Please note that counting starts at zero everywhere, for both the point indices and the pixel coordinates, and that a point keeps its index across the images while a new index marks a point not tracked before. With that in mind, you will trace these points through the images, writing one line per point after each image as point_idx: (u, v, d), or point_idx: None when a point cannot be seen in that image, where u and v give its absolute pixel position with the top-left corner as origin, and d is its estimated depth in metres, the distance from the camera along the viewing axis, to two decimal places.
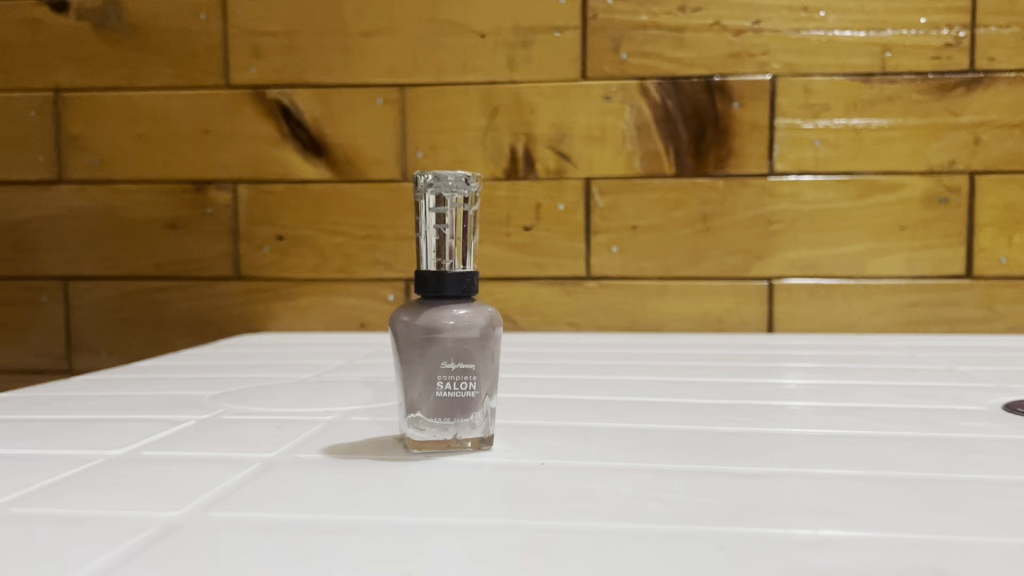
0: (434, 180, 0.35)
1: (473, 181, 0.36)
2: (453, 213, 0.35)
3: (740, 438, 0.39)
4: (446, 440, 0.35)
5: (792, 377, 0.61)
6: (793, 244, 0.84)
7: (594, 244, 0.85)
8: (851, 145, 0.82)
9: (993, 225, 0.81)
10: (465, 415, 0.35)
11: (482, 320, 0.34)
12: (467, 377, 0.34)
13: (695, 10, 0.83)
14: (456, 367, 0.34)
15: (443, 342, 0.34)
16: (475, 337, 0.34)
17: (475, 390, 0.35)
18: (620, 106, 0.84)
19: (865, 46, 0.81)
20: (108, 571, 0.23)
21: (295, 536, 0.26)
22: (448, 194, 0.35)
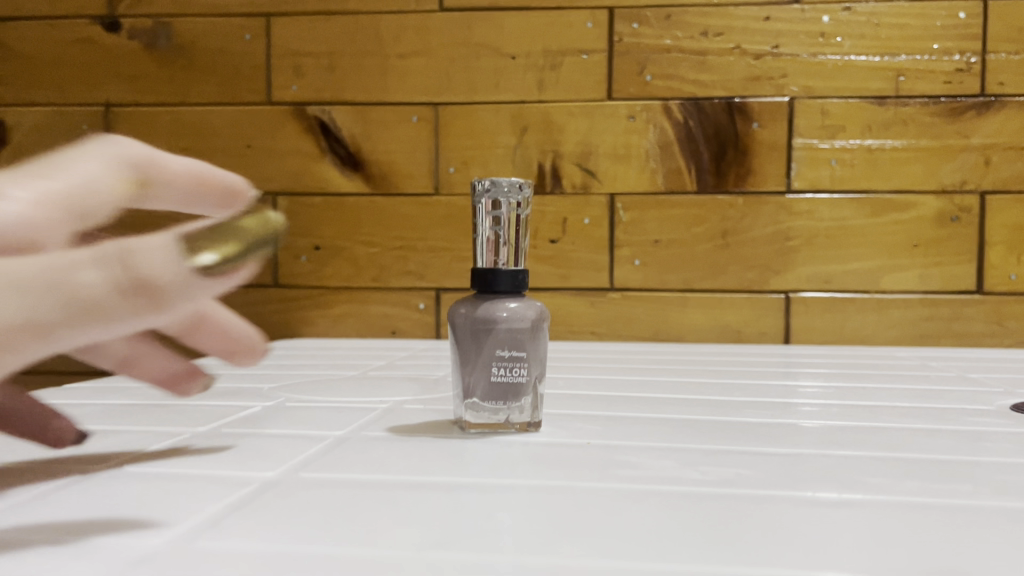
0: (491, 186, 0.39)
1: (526, 187, 0.40)
2: (507, 216, 0.39)
3: (763, 427, 0.43)
4: (498, 421, 0.39)
5: (809, 382, 0.65)
6: (809, 259, 0.87)
7: (617, 258, 0.89)
8: (865, 165, 0.86)
9: (1003, 243, 0.85)
10: (516, 400, 0.39)
11: (533, 313, 0.38)
12: (519, 364, 0.38)
13: (717, 35, 0.87)
14: (509, 354, 0.38)
15: (498, 332, 0.37)
16: (527, 328, 0.38)
17: (526, 376, 0.38)
18: (644, 126, 0.88)
19: (880, 70, 0.85)
20: (229, 511, 0.27)
21: (378, 491, 0.29)
22: (503, 199, 0.39)
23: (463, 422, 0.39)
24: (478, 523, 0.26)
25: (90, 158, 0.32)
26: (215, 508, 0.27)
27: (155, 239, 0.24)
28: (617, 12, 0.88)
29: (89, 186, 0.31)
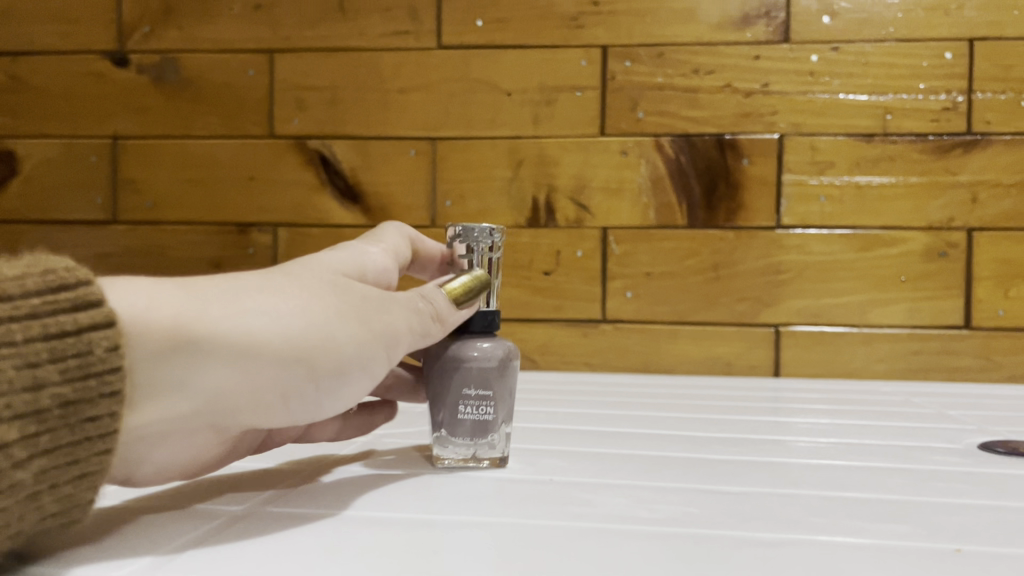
0: (463, 233, 0.43)
1: (497, 231, 0.43)
2: (479, 260, 0.43)
3: (742, 466, 0.44)
4: (467, 456, 0.41)
5: (803, 419, 0.65)
6: (800, 292, 0.88)
7: (610, 289, 0.91)
8: (854, 200, 0.87)
9: (991, 278, 0.86)
10: (484, 436, 0.41)
11: (500, 352, 0.40)
12: (486, 403, 0.40)
13: (708, 73, 0.89)
14: (477, 392, 0.40)
15: (467, 370, 0.40)
16: (495, 367, 0.40)
17: (493, 414, 0.40)
18: (636, 161, 0.90)
19: (868, 108, 0.87)
20: (203, 540, 0.31)
21: (327, 524, 0.32)
22: (475, 245, 0.43)
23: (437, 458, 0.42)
24: (445, 563, 0.28)
25: (392, 232, 0.47)
26: (191, 536, 0.31)
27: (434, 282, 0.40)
28: (611, 50, 0.90)
29: (398, 249, 0.47)
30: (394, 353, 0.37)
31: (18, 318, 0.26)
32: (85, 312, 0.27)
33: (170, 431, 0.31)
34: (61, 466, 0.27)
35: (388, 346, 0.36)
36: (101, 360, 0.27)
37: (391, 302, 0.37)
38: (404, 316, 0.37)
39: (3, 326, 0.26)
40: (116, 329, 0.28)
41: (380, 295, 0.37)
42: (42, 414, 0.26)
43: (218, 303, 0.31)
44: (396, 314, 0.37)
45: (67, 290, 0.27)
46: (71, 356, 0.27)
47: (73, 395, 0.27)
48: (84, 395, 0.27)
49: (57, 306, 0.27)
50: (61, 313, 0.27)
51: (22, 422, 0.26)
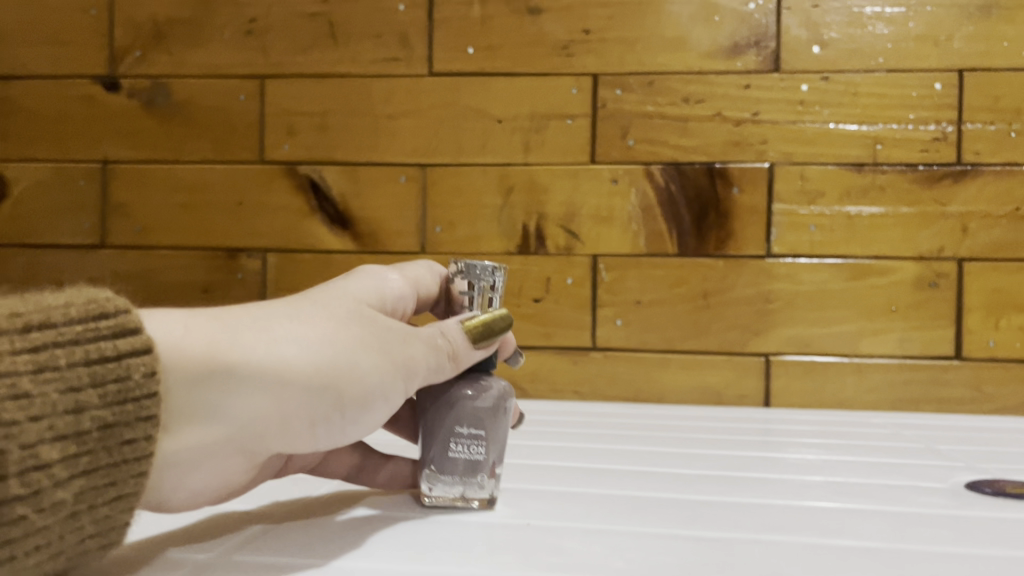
0: (466, 270, 0.44)
1: (499, 270, 0.44)
2: (479, 297, 0.44)
3: (735, 510, 0.43)
4: (457, 495, 0.42)
5: (794, 451, 0.65)
6: (790, 321, 0.88)
7: (600, 317, 0.90)
8: (844, 229, 0.87)
9: (981, 309, 0.85)
10: (474, 475, 0.42)
11: (494, 392, 0.42)
12: (478, 441, 0.42)
13: (698, 101, 0.89)
14: (469, 430, 0.42)
15: (461, 408, 0.42)
16: (488, 406, 0.42)
17: (484, 453, 0.42)
18: (626, 189, 0.90)
19: (858, 138, 0.87)
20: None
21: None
22: (477, 282, 0.44)
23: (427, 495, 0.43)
24: None
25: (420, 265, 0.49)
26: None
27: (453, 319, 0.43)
28: (601, 78, 0.90)
29: (420, 279, 0.48)
30: (412, 384, 0.40)
31: (61, 343, 0.29)
32: (123, 339, 0.31)
33: (208, 457, 0.35)
34: (99, 487, 0.30)
35: (406, 376, 0.40)
36: (138, 384, 0.31)
37: (411, 337, 0.40)
38: (422, 350, 0.40)
39: (50, 351, 0.29)
40: (151, 355, 0.31)
41: (401, 329, 0.40)
42: (85, 433, 0.29)
43: (248, 333, 0.35)
44: (414, 348, 0.40)
45: (106, 318, 0.31)
46: (111, 381, 0.30)
47: (112, 418, 0.30)
48: (122, 418, 0.30)
49: (99, 333, 0.30)
50: (102, 339, 0.30)
51: (65, 440, 0.29)
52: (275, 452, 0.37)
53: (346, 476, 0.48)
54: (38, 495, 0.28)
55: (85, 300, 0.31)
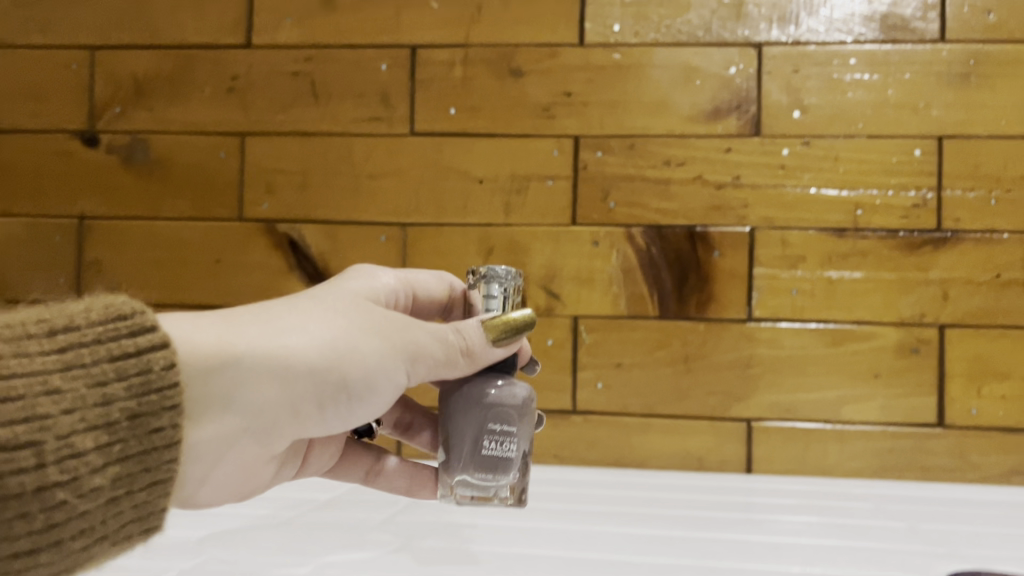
0: (490, 275, 0.52)
1: (517, 275, 0.53)
2: (502, 297, 0.52)
3: None
4: (492, 488, 0.53)
5: (774, 530, 0.63)
6: (771, 386, 0.87)
7: (580, 380, 0.89)
8: (826, 295, 0.87)
9: (963, 376, 0.85)
10: (506, 470, 0.52)
11: (521, 393, 0.52)
12: (509, 439, 0.52)
13: (679, 164, 0.89)
14: (501, 430, 0.52)
15: (495, 410, 0.51)
16: (517, 407, 0.52)
17: (514, 450, 0.52)
18: (607, 251, 0.89)
19: (840, 203, 0.87)
20: None
21: None
22: (500, 285, 0.52)
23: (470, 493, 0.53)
24: None
25: (428, 272, 0.58)
26: None
27: (470, 321, 0.50)
28: (583, 140, 0.90)
29: (420, 281, 0.57)
30: (416, 368, 0.48)
31: (87, 343, 0.37)
32: (142, 337, 0.38)
33: (240, 427, 0.44)
34: (135, 472, 0.38)
35: (409, 359, 0.47)
36: (158, 375, 0.38)
37: (415, 327, 0.48)
38: (424, 338, 0.48)
39: (77, 351, 0.36)
40: (168, 349, 0.39)
41: (405, 320, 0.48)
42: (114, 421, 0.37)
43: (259, 330, 0.44)
44: (419, 336, 0.48)
45: (124, 319, 0.38)
46: (133, 374, 0.37)
47: (139, 408, 0.37)
48: (148, 408, 0.38)
49: (120, 333, 0.38)
50: (122, 338, 0.38)
51: (97, 429, 0.36)
52: (300, 428, 0.46)
53: (363, 481, 0.59)
54: (79, 477, 0.35)
55: (107, 306, 0.38)
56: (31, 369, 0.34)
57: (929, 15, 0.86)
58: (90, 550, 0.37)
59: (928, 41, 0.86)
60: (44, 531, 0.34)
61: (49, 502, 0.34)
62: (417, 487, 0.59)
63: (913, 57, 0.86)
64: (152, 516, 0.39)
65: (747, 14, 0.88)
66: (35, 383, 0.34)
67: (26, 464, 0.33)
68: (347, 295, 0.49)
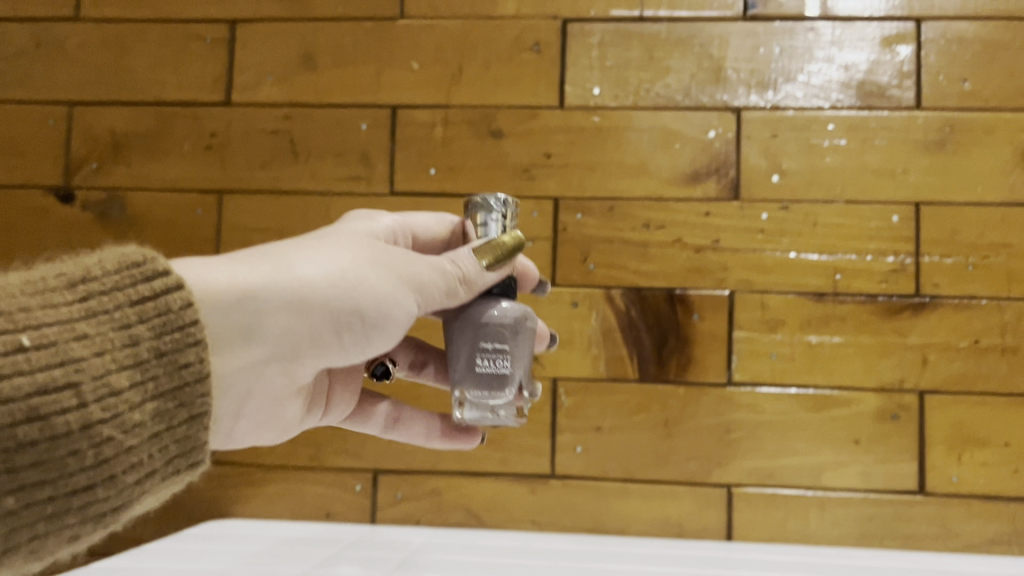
0: (482, 203, 0.57)
1: (509, 201, 0.58)
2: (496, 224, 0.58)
3: None
4: (491, 407, 0.58)
5: None
6: (752, 452, 0.86)
7: (559, 443, 0.88)
8: (806, 359, 0.86)
9: (943, 443, 0.84)
10: (501, 385, 0.57)
11: (516, 312, 0.57)
12: (502, 356, 0.57)
13: (659, 227, 0.89)
14: (494, 346, 0.56)
15: (488, 327, 0.57)
16: (510, 324, 0.57)
17: (508, 367, 0.57)
18: (586, 312, 0.89)
19: (819, 268, 0.87)
20: None
21: None
22: (492, 213, 0.57)
23: (473, 413, 0.58)
24: None
25: (424, 218, 0.68)
26: None
27: (464, 250, 0.57)
28: (562, 202, 0.89)
29: (415, 224, 0.67)
30: (423, 297, 0.54)
31: (109, 293, 0.43)
32: (156, 283, 0.44)
33: (268, 351, 0.51)
34: (174, 406, 0.44)
35: (415, 290, 0.54)
36: (176, 314, 0.44)
37: (417, 261, 0.54)
38: (427, 271, 0.54)
39: (99, 299, 0.42)
40: (184, 290, 0.44)
41: (405, 254, 0.55)
42: (145, 359, 0.43)
43: (271, 269, 0.50)
44: (422, 270, 0.54)
45: (139, 269, 0.44)
46: (154, 315, 0.43)
47: (165, 346, 0.43)
48: (173, 345, 0.44)
49: (137, 281, 0.43)
50: (140, 286, 0.43)
51: (131, 368, 0.42)
52: (319, 352, 0.53)
53: (382, 430, 0.69)
54: (122, 413, 0.42)
55: (120, 257, 0.44)
56: (61, 319, 0.40)
57: (905, 83, 0.87)
58: (141, 482, 0.44)
59: (905, 108, 0.87)
60: (97, 466, 0.41)
61: (97, 438, 0.40)
62: (434, 435, 0.69)
63: (890, 123, 0.87)
64: (193, 448, 0.46)
65: (726, 79, 0.89)
66: (68, 331, 0.40)
67: (70, 404, 0.39)
68: (351, 235, 0.55)
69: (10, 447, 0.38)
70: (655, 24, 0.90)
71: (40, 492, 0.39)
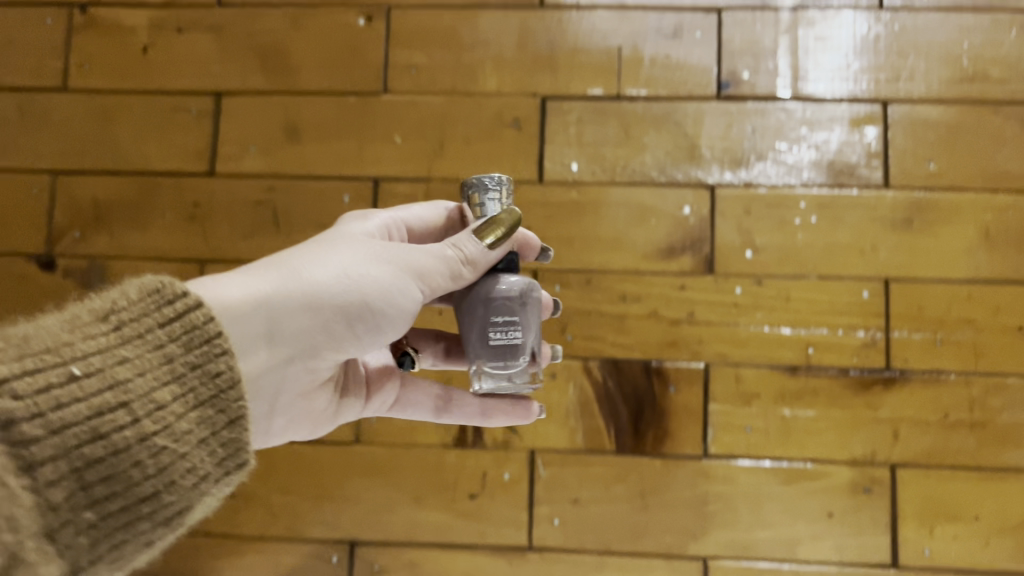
0: (477, 185, 0.60)
1: (503, 180, 0.60)
2: (493, 204, 0.60)
3: None
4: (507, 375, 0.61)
5: None
6: (728, 524, 0.87)
7: (537, 515, 0.88)
8: (779, 432, 0.88)
9: (915, 516, 0.86)
10: (515, 355, 0.60)
11: (520, 285, 0.60)
12: (513, 327, 0.60)
13: (635, 299, 0.90)
14: (504, 318, 0.59)
15: (496, 302, 0.59)
16: (517, 297, 0.60)
17: (520, 336, 0.60)
18: (564, 383, 0.90)
19: (792, 341, 0.88)
20: None
21: None
22: (488, 194, 0.60)
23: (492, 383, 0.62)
24: None
25: (419, 207, 0.71)
26: None
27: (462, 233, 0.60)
28: (541, 273, 0.91)
29: (410, 216, 0.70)
30: (427, 283, 0.58)
31: (138, 321, 0.46)
32: (179, 305, 0.48)
33: (289, 347, 0.56)
34: (215, 412, 0.49)
35: (417, 277, 0.58)
36: (201, 329, 0.48)
37: (416, 251, 0.58)
38: (427, 259, 0.58)
39: (131, 326, 0.46)
40: (203, 308, 0.49)
41: (401, 248, 0.59)
42: (181, 373, 0.47)
43: (279, 281, 0.55)
44: (421, 259, 0.58)
45: (161, 296, 0.48)
46: (182, 333, 0.47)
47: (196, 359, 0.48)
48: (203, 358, 0.48)
49: (163, 308, 0.47)
50: (165, 310, 0.47)
51: (170, 382, 0.47)
52: (336, 343, 0.58)
53: (437, 413, 0.73)
54: (169, 424, 0.46)
55: (141, 287, 0.48)
56: (102, 348, 0.44)
57: (873, 163, 0.90)
58: (201, 485, 0.48)
59: (873, 187, 0.90)
60: (158, 476, 0.45)
61: (152, 448, 0.45)
62: (491, 411, 0.70)
63: (859, 201, 0.89)
64: (241, 451, 0.50)
65: (700, 156, 0.91)
66: (111, 358, 0.45)
67: (124, 420, 0.44)
68: (351, 237, 0.60)
69: (79, 466, 0.42)
70: (632, 102, 0.92)
71: (113, 504, 0.43)
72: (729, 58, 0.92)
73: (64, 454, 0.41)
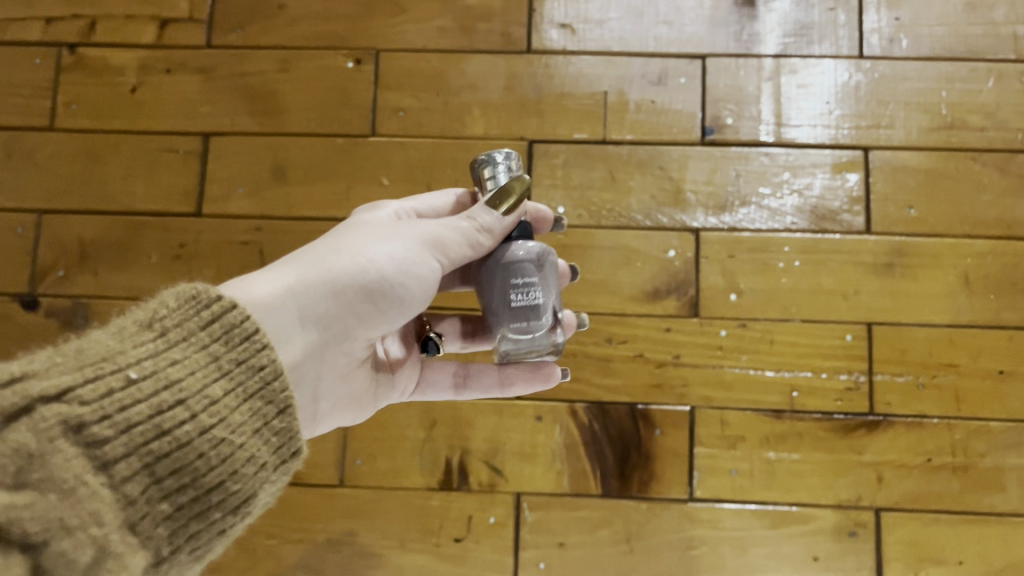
0: (489, 160, 0.60)
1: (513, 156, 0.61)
2: (505, 178, 0.60)
3: None
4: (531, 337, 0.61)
5: None
6: (714, 568, 0.87)
7: (522, 559, 0.88)
8: (764, 476, 0.88)
9: (900, 560, 0.86)
10: (537, 314, 0.60)
11: (536, 249, 0.60)
12: (533, 288, 0.59)
13: (621, 342, 0.90)
14: (523, 280, 0.59)
15: (513, 265, 0.59)
16: (533, 260, 0.60)
17: (540, 297, 0.60)
18: (550, 426, 0.90)
19: (776, 385, 0.89)
20: None
21: None
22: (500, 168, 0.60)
23: (515, 348, 0.62)
24: None
25: (428, 195, 0.72)
26: None
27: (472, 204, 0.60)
28: None
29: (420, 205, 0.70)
30: (446, 252, 0.59)
31: (179, 324, 0.46)
32: (217, 307, 0.48)
33: (322, 331, 0.57)
34: (266, 403, 0.48)
35: (434, 248, 0.59)
36: (240, 328, 0.48)
37: (428, 226, 0.60)
38: (441, 230, 0.59)
39: (174, 330, 0.46)
40: (239, 307, 0.48)
41: (415, 226, 0.60)
42: (229, 369, 0.47)
43: (301, 270, 0.56)
44: (434, 231, 0.59)
45: (198, 300, 0.48)
46: (222, 333, 0.47)
47: (241, 355, 0.47)
48: (246, 354, 0.48)
49: (203, 310, 0.47)
50: (204, 313, 0.47)
51: (221, 377, 0.46)
52: (366, 321, 0.59)
53: (456, 389, 0.74)
54: (225, 417, 0.46)
55: (177, 294, 0.47)
56: (152, 352, 0.44)
57: (854, 209, 0.91)
58: (262, 474, 0.47)
59: (855, 232, 0.91)
60: (223, 466, 0.45)
61: (214, 440, 0.45)
62: (510, 380, 0.71)
63: (842, 246, 0.91)
64: (296, 438, 0.50)
65: (685, 201, 0.92)
66: (161, 361, 0.44)
67: (184, 416, 0.43)
68: (366, 224, 0.62)
69: (149, 460, 0.42)
70: (618, 146, 0.93)
71: (184, 497, 0.43)
72: (713, 104, 0.94)
73: (134, 451, 0.41)
